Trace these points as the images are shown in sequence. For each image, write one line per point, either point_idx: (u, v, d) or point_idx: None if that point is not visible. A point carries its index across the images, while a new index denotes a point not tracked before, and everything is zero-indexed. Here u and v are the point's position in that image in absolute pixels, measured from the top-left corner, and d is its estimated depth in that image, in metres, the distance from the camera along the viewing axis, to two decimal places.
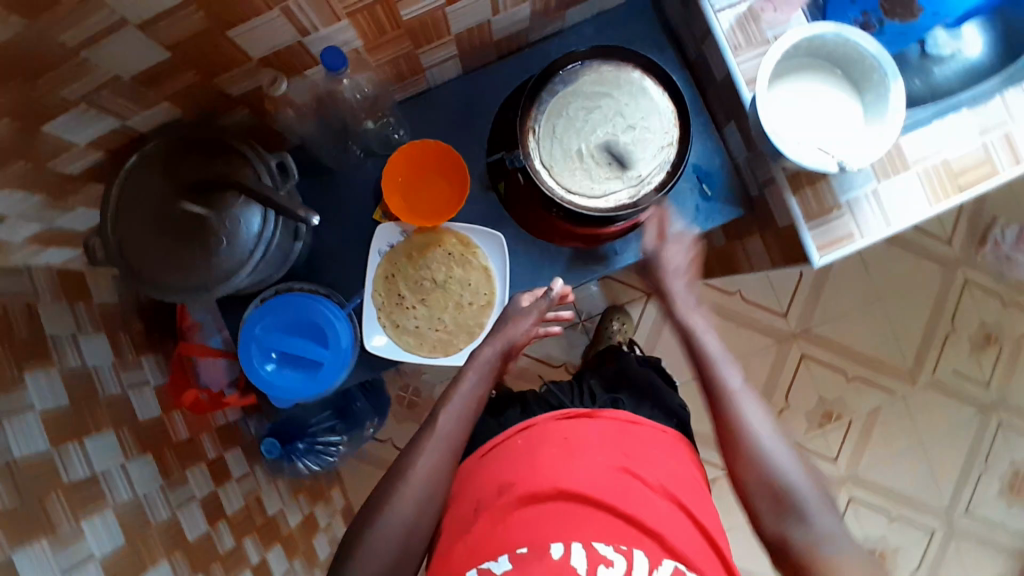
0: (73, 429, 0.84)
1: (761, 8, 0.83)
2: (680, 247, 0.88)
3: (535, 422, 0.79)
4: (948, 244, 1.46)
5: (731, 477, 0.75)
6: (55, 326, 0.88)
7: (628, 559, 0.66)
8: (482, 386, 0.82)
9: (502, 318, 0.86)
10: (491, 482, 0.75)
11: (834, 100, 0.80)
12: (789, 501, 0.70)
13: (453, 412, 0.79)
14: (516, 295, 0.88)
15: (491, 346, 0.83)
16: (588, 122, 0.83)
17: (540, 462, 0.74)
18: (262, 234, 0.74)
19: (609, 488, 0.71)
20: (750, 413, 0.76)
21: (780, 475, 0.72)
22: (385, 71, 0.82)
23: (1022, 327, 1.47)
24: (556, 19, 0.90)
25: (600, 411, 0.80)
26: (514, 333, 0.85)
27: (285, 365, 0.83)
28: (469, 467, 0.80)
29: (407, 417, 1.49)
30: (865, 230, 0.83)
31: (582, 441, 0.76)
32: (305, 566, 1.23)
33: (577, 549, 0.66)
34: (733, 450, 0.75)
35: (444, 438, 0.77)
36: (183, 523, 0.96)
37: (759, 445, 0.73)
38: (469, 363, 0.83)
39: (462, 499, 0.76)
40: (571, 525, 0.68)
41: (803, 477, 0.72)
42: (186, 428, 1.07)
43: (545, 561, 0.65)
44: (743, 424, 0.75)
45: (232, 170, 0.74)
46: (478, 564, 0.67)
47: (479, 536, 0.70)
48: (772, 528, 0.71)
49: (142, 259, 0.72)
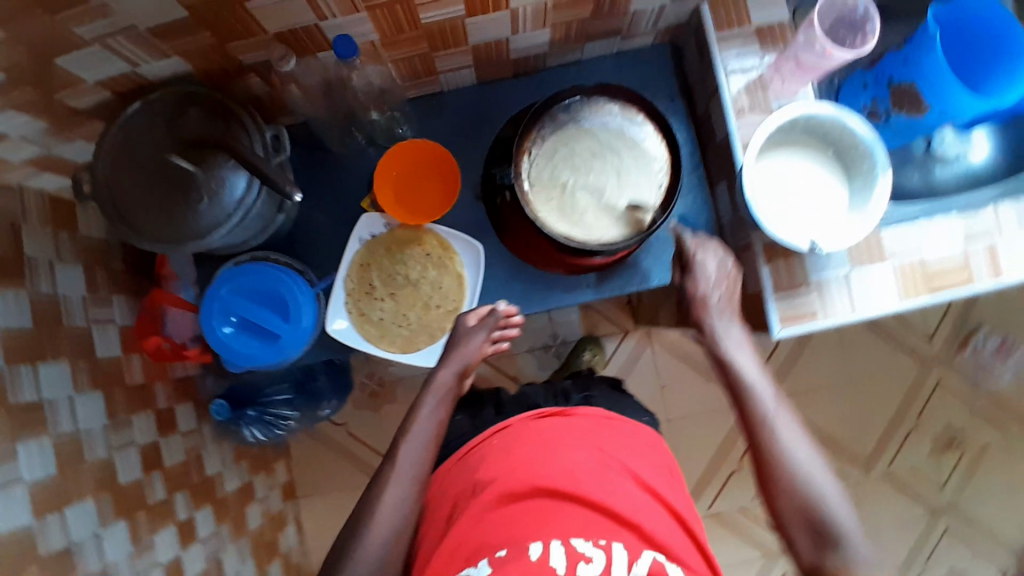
0: (28, 352, 0.86)
1: (771, 78, 0.85)
2: (715, 270, 0.84)
3: (511, 423, 0.82)
4: (928, 341, 1.46)
5: (767, 502, 0.76)
6: (34, 249, 0.90)
7: (606, 554, 0.67)
8: (441, 411, 0.82)
9: (458, 340, 0.86)
10: (468, 480, 0.78)
11: (822, 180, 0.81)
12: (827, 531, 0.72)
13: (416, 437, 0.80)
14: (460, 315, 0.88)
15: (445, 370, 0.84)
16: (585, 157, 0.85)
17: (516, 458, 0.77)
18: (243, 200, 0.75)
19: (588, 482, 0.74)
20: (785, 440, 0.76)
21: (820, 504, 0.73)
22: (400, 69, 0.85)
23: (986, 437, 1.47)
24: (576, 50, 0.92)
25: (575, 409, 0.84)
26: (467, 353, 0.86)
27: (243, 330, 0.83)
28: (443, 475, 0.83)
29: (367, 406, 1.50)
30: (829, 311, 0.84)
31: (558, 436, 0.79)
32: (234, 532, 1.23)
33: (555, 547, 0.67)
34: (768, 479, 0.76)
35: (406, 472, 0.77)
36: (119, 465, 0.97)
37: (794, 476, 0.74)
38: (428, 388, 0.84)
39: (438, 514, 0.79)
40: (547, 521, 0.70)
41: (842, 505, 0.73)
42: (142, 373, 1.08)
43: (523, 561, 0.66)
44: (778, 450, 0.76)
45: (229, 135, 0.76)
46: (461, 568, 0.69)
47: (459, 538, 0.71)
48: (810, 555, 0.73)
49: (124, 202, 0.74)
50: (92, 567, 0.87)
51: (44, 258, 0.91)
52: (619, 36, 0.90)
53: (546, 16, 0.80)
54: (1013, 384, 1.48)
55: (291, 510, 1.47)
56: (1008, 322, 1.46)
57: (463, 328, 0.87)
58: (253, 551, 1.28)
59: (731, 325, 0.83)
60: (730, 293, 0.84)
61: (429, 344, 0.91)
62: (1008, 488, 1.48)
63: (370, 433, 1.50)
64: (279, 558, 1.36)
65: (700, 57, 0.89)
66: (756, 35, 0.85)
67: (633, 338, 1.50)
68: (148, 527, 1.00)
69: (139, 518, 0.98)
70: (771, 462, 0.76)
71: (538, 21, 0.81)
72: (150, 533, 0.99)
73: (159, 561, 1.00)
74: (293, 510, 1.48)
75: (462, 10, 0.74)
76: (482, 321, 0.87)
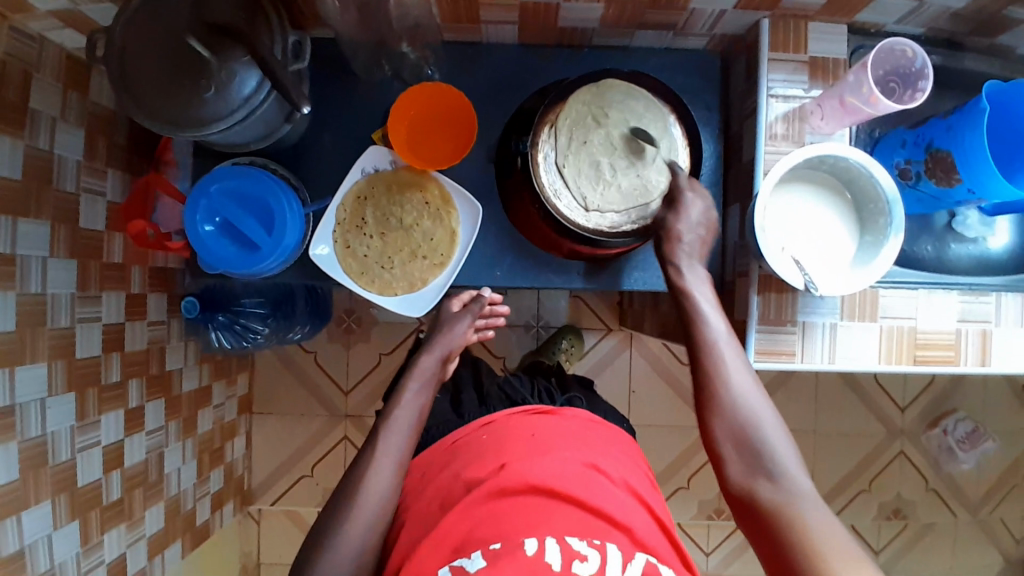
0: (12, 205, 0.87)
1: (811, 110, 0.83)
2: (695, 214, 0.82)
3: (495, 420, 0.83)
4: (900, 411, 1.46)
5: (703, 426, 0.75)
6: (41, 101, 0.91)
7: (601, 554, 0.64)
8: (425, 395, 0.83)
9: (443, 325, 0.90)
10: (456, 480, 0.75)
11: (833, 225, 0.79)
12: (758, 450, 0.70)
13: (400, 423, 0.79)
14: (444, 302, 0.93)
15: (429, 357, 0.86)
16: (613, 125, 0.82)
17: (507, 453, 0.76)
18: (250, 100, 0.73)
19: (577, 481, 0.72)
20: (730, 365, 0.75)
21: (754, 425, 0.71)
22: (443, 9, 0.82)
23: (932, 516, 1.48)
24: (625, 34, 0.89)
25: (563, 410, 0.86)
26: (452, 340, 0.89)
27: (224, 234, 0.81)
28: (429, 465, 0.82)
29: (339, 340, 1.50)
30: (807, 356, 0.82)
31: (547, 438, 0.79)
32: (181, 432, 1.24)
33: (550, 544, 0.64)
34: (708, 400, 0.74)
35: (389, 455, 0.76)
36: (78, 338, 0.98)
37: (733, 399, 0.73)
38: (411, 373, 0.84)
39: (422, 508, 0.76)
40: (539, 520, 0.67)
41: (779, 435, 0.71)
42: (123, 254, 1.08)
43: (518, 555, 0.63)
44: (721, 371, 0.74)
45: (249, 25, 0.72)
46: (452, 561, 0.66)
47: (448, 530, 0.69)
48: (738, 477, 0.70)
49: (133, 72, 0.73)
50: (30, 434, 0.90)
51: (47, 115, 0.92)
52: (672, 31, 0.87)
53: None
54: (972, 473, 1.48)
55: (243, 423, 1.48)
56: (983, 411, 1.46)
57: (445, 315, 0.91)
58: (196, 453, 1.29)
59: (697, 266, 0.82)
60: (703, 239, 0.83)
61: (408, 292, 0.90)
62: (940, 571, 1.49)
63: (336, 368, 1.51)
64: (220, 467, 1.38)
65: (747, 73, 0.86)
66: (807, 65, 0.84)
67: (615, 338, 1.49)
68: (95, 407, 1.01)
69: (88, 396, 1.00)
70: (714, 384, 0.74)
71: None
72: (96, 414, 1.01)
73: (100, 443, 1.03)
74: (245, 423, 1.48)
75: None
76: (466, 307, 0.92)
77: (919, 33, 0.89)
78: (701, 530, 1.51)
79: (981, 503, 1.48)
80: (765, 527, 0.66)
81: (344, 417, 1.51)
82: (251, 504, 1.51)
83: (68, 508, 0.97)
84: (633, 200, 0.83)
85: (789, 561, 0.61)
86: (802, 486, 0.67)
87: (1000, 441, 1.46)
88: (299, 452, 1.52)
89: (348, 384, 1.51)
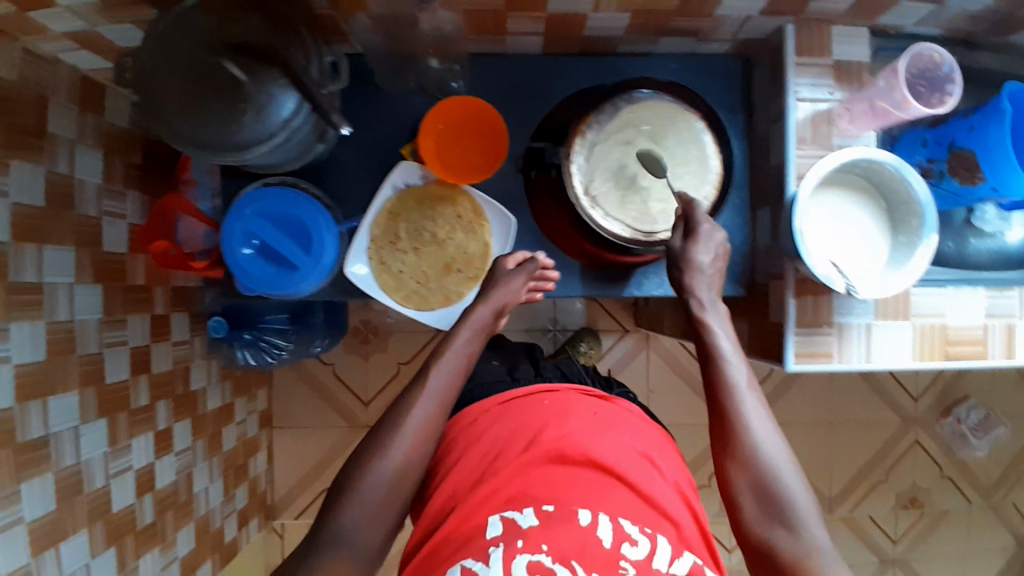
0: (36, 233, 0.86)
1: (840, 114, 0.84)
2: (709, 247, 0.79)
3: (557, 390, 0.84)
4: (914, 401, 1.48)
5: (722, 475, 0.71)
6: (58, 126, 0.89)
7: (651, 542, 0.66)
8: (472, 346, 0.81)
9: (497, 279, 0.86)
10: (514, 434, 0.77)
11: (867, 228, 0.80)
12: (779, 507, 0.67)
13: (449, 365, 0.78)
14: (499, 257, 0.88)
15: (484, 307, 0.82)
16: (653, 167, 0.82)
17: (571, 421, 0.77)
18: (290, 122, 0.72)
19: (633, 466, 0.73)
20: (754, 412, 0.71)
21: (778, 478, 0.68)
22: (469, 21, 0.81)
23: (947, 503, 1.51)
24: (649, 42, 0.89)
25: (617, 399, 0.86)
26: (505, 295, 0.84)
27: (261, 256, 0.81)
28: (476, 417, 0.82)
29: (356, 350, 1.50)
30: (843, 355, 0.83)
31: (609, 420, 0.79)
32: (207, 450, 1.24)
33: (603, 520, 0.67)
34: (730, 449, 0.71)
35: (434, 395, 0.75)
36: (106, 363, 0.98)
37: (756, 450, 0.69)
38: (463, 322, 0.82)
39: (471, 451, 0.77)
40: (597, 492, 0.69)
41: (802, 489, 0.68)
42: (145, 275, 1.07)
43: (570, 524, 0.66)
44: (741, 418, 0.71)
45: (285, 48, 0.70)
46: (503, 511, 0.68)
47: (501, 485, 0.71)
48: (758, 533, 0.68)
49: (162, 96, 0.70)
50: (65, 463, 0.90)
51: (65, 138, 0.91)
52: (697, 37, 0.87)
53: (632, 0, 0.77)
54: (984, 457, 1.52)
55: (264, 438, 1.47)
56: (993, 398, 1.48)
57: (500, 271, 0.87)
58: (222, 471, 1.29)
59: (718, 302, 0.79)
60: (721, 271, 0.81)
61: (440, 306, 0.91)
62: (956, 554, 1.52)
63: (354, 378, 1.50)
64: (244, 483, 1.38)
65: (772, 77, 0.87)
66: (833, 69, 0.84)
67: (632, 339, 1.50)
68: (126, 430, 1.02)
69: (119, 419, 1.00)
70: (736, 432, 0.71)
71: (621, 4, 0.78)
72: (126, 438, 1.02)
73: (132, 466, 1.03)
74: (266, 438, 1.48)
75: None
76: (519, 266, 0.87)
77: (939, 33, 0.90)
78: (723, 525, 1.53)
79: (993, 486, 1.52)
80: None
81: (364, 427, 1.51)
82: (274, 518, 1.51)
83: (103, 536, 0.97)
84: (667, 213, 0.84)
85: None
86: (822, 545, 0.65)
87: (1011, 426, 1.50)
88: (320, 463, 1.51)
89: (367, 395, 1.50)
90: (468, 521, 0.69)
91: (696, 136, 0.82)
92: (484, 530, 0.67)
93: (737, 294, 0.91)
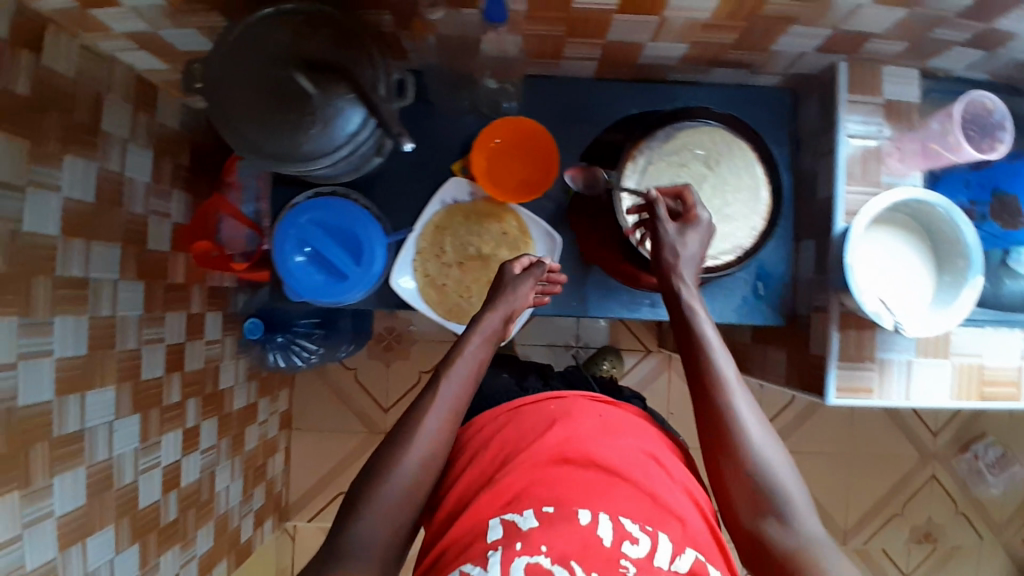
0: (85, 228, 0.86)
1: (888, 153, 0.85)
2: (699, 236, 0.78)
3: (567, 395, 0.83)
4: (933, 436, 1.48)
5: (712, 469, 0.70)
6: (112, 123, 0.90)
7: (652, 541, 0.65)
8: (485, 352, 0.79)
9: (508, 285, 0.82)
10: (520, 437, 0.76)
11: (912, 265, 0.81)
12: (771, 500, 0.65)
13: (461, 371, 0.76)
14: (507, 263, 0.86)
15: (495, 313, 0.79)
16: (703, 194, 0.83)
17: (576, 423, 0.76)
18: (355, 136, 0.73)
19: (638, 467, 0.72)
20: (743, 408, 0.69)
21: (766, 470, 0.66)
22: (528, 43, 0.82)
23: (961, 539, 1.50)
24: (701, 71, 0.90)
25: (624, 403, 0.85)
26: (516, 303, 0.82)
27: (313, 263, 0.84)
28: (486, 422, 0.82)
29: (378, 357, 1.50)
30: (883, 391, 0.84)
31: (617, 424, 0.79)
32: (230, 449, 1.24)
33: (604, 520, 0.65)
34: (717, 443, 0.69)
35: (446, 404, 0.73)
36: (144, 360, 0.98)
37: (744, 443, 0.68)
38: (473, 329, 0.79)
39: (484, 455, 0.77)
40: (600, 492, 0.68)
41: (794, 480, 0.67)
42: (185, 273, 1.08)
43: (570, 523, 0.65)
44: (730, 414, 0.69)
45: (354, 64, 0.72)
46: (504, 513, 0.67)
47: (505, 484, 0.71)
48: (752, 525, 0.66)
49: (234, 104, 0.72)
50: (97, 457, 0.90)
51: (119, 136, 0.91)
52: (750, 69, 0.89)
53: (691, 32, 0.78)
54: (1000, 496, 1.51)
55: (283, 439, 1.48)
56: (1012, 437, 1.48)
57: (509, 275, 0.84)
58: (242, 471, 1.29)
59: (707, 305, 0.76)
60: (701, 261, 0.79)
61: None
62: None
63: (375, 384, 1.50)
64: (262, 484, 1.38)
65: (822, 112, 0.88)
66: (883, 107, 0.85)
67: (654, 359, 1.51)
68: (157, 427, 1.02)
69: (151, 416, 1.01)
70: (722, 428, 0.69)
71: (680, 35, 0.79)
72: (157, 435, 1.02)
73: (160, 463, 1.03)
74: (285, 439, 1.48)
75: (615, 5, 0.72)
76: (527, 270, 0.85)
77: (985, 78, 0.91)
78: None
79: (1008, 524, 1.51)
80: None
81: (382, 433, 1.51)
82: (287, 520, 1.50)
83: (129, 532, 0.97)
84: (717, 240, 0.83)
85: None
86: (817, 535, 0.64)
87: None
88: (336, 467, 1.51)
89: (387, 402, 1.51)
90: (473, 523, 0.68)
91: (748, 165, 0.84)
92: (485, 534, 0.66)
93: (777, 323, 0.92)
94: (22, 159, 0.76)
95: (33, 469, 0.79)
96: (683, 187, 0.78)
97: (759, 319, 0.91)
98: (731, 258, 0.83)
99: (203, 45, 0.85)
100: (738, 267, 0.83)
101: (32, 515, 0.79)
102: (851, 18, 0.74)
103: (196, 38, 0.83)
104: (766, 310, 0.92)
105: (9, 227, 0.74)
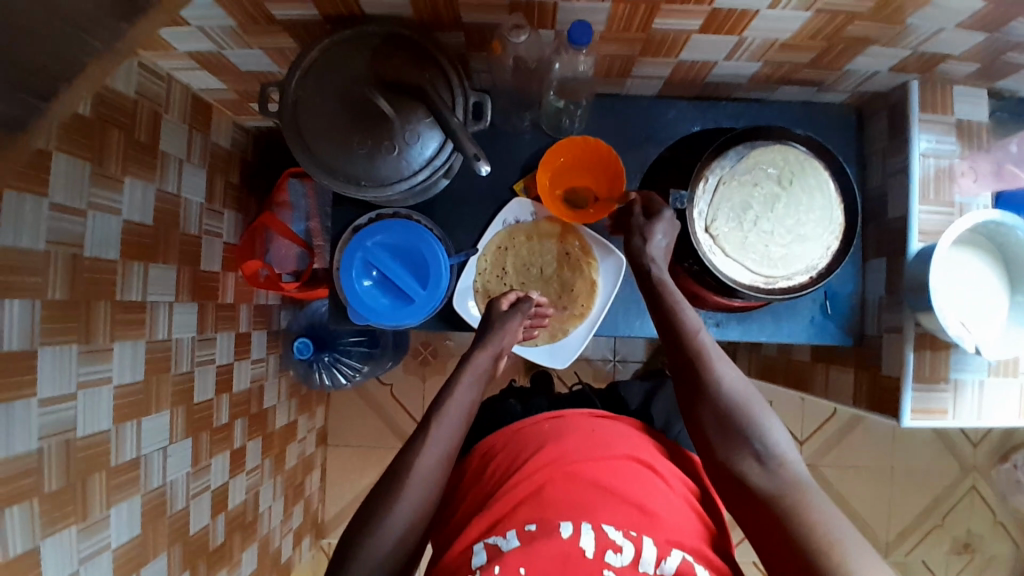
0: (144, 252, 0.84)
1: (960, 172, 0.84)
2: (668, 231, 0.81)
3: (565, 413, 0.82)
4: (973, 448, 1.48)
5: (690, 417, 0.74)
6: (169, 144, 0.88)
7: (636, 547, 0.63)
8: (476, 390, 0.78)
9: (496, 322, 0.84)
10: (515, 456, 0.76)
11: (991, 285, 0.79)
12: (753, 448, 0.69)
13: (454, 412, 0.75)
14: (494, 299, 0.87)
15: (484, 353, 0.80)
16: (775, 214, 0.82)
17: (567, 440, 0.75)
18: (432, 161, 0.72)
19: (627, 477, 0.71)
20: (717, 363, 0.74)
21: (745, 414, 0.71)
22: (599, 64, 0.81)
23: (1002, 552, 1.50)
24: (767, 89, 0.90)
25: (625, 418, 0.83)
26: (505, 339, 0.83)
27: (379, 287, 0.83)
28: (489, 446, 0.81)
29: (415, 372, 1.49)
30: (957, 411, 0.82)
31: (611, 437, 0.77)
32: (273, 468, 1.23)
33: (586, 530, 0.63)
34: (695, 388, 0.74)
35: (440, 443, 0.72)
36: (196, 382, 0.97)
37: (720, 388, 0.73)
38: (463, 367, 0.79)
39: (484, 482, 0.76)
40: (586, 506, 0.66)
41: (775, 431, 0.70)
42: (233, 292, 1.07)
43: (553, 537, 0.63)
44: (707, 379, 0.73)
45: (433, 87, 0.71)
46: (487, 537, 0.66)
47: (496, 500, 0.69)
48: (739, 476, 0.69)
49: (312, 127, 0.71)
50: (152, 484, 0.88)
51: (176, 156, 0.89)
52: (818, 87, 0.88)
53: (767, 52, 0.77)
54: None
55: (320, 456, 1.47)
56: None
57: (496, 313, 0.85)
58: (283, 491, 1.28)
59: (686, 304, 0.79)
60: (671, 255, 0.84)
61: (549, 342, 0.92)
62: None
63: (412, 399, 1.49)
64: (301, 502, 1.36)
65: (892, 131, 0.87)
66: (955, 127, 0.84)
67: None
68: (207, 449, 1.00)
69: (202, 439, 0.99)
70: (698, 374, 0.74)
71: (755, 55, 0.78)
72: (207, 458, 1.00)
73: (209, 486, 1.01)
74: (321, 456, 1.47)
75: (697, 27, 0.71)
76: (515, 306, 0.86)
77: None
78: None
79: None
80: (773, 524, 0.64)
81: None
82: (323, 538, 1.48)
83: (181, 559, 0.94)
84: (791, 261, 0.82)
85: (789, 547, 0.61)
86: (798, 478, 0.67)
87: None
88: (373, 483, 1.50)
89: None
90: (463, 548, 0.67)
91: (822, 185, 0.83)
92: (470, 560, 0.65)
93: (845, 344, 0.93)
94: (87, 182, 0.73)
95: (90, 501, 0.77)
96: (644, 192, 0.85)
97: (827, 339, 0.93)
98: (805, 279, 0.82)
99: (269, 66, 0.84)
100: (813, 288, 0.82)
101: (88, 549, 0.76)
102: (931, 41, 0.73)
103: (263, 59, 0.82)
104: (834, 330, 0.93)
105: (72, 252, 0.71)
